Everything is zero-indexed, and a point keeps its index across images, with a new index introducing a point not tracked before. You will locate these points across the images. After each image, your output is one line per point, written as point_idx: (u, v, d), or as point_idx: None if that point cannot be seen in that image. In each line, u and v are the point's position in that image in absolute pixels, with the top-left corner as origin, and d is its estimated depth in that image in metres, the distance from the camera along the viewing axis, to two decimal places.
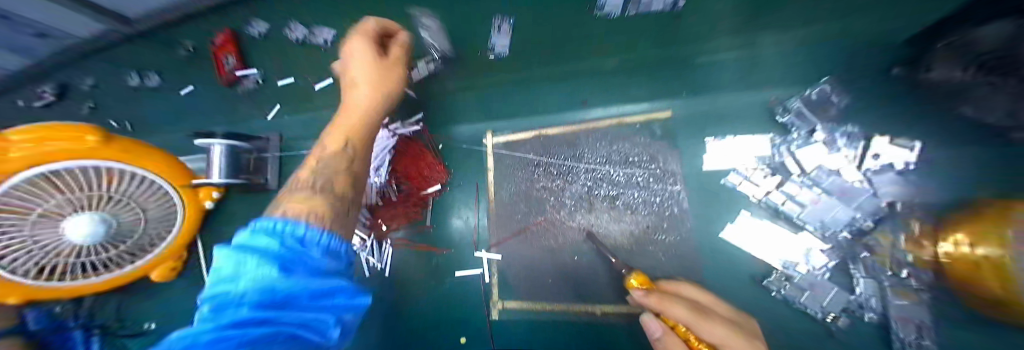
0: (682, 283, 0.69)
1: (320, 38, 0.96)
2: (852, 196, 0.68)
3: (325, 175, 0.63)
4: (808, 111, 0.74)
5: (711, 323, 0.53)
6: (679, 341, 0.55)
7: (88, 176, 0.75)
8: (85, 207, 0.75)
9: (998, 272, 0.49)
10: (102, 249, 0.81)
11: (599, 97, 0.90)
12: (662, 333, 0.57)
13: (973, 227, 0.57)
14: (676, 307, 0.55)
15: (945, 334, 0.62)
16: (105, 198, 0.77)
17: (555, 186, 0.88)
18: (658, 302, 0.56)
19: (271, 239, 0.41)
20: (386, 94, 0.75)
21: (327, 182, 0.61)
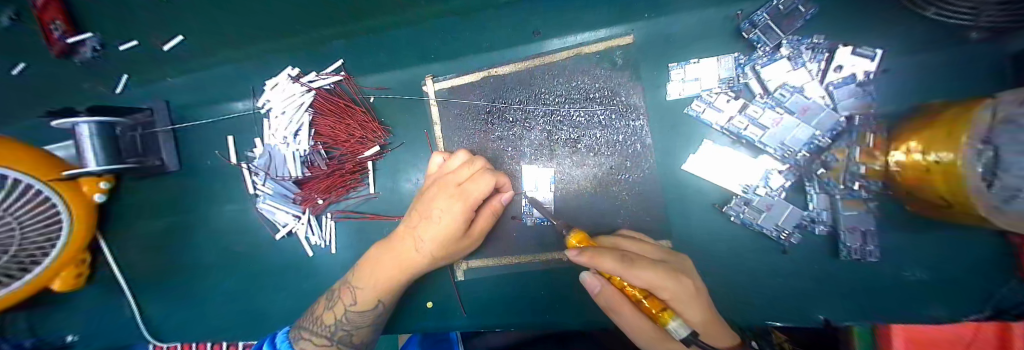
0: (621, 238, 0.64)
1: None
2: (814, 113, 0.64)
3: (343, 332, 0.69)
4: (775, 25, 0.67)
5: (638, 267, 0.46)
6: (618, 294, 0.51)
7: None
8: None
9: (946, 175, 0.45)
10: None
11: (553, 25, 0.77)
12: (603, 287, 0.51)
13: (923, 133, 0.53)
14: (608, 262, 0.45)
15: (885, 237, 0.66)
16: None
17: (510, 136, 0.79)
18: (591, 261, 0.45)
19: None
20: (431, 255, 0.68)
21: (345, 334, 0.69)
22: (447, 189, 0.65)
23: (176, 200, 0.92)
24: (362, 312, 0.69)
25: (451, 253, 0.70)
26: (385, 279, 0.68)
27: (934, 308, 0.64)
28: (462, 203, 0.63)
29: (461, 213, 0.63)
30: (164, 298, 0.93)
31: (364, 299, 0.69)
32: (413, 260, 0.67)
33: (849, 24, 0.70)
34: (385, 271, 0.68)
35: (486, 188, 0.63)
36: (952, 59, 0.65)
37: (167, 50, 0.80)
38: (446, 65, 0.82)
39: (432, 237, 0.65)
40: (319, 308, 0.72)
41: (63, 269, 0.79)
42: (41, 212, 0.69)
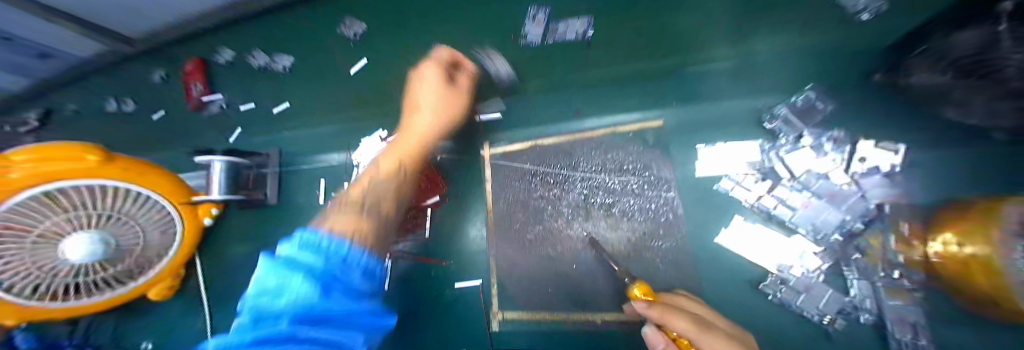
0: (682, 296, 0.68)
1: (278, 64, 1.13)
2: (842, 200, 0.70)
3: (371, 200, 0.68)
4: (795, 117, 0.76)
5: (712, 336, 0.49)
6: None
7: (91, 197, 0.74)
8: (87, 227, 0.74)
9: (986, 270, 0.50)
10: (96, 269, 0.80)
11: (591, 108, 0.92)
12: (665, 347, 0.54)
13: (959, 225, 0.58)
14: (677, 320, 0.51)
15: (942, 332, 0.63)
16: (111, 217, 0.77)
17: (551, 195, 0.89)
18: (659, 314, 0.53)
19: (318, 257, 0.44)
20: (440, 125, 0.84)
21: (375, 203, 0.68)
22: (420, 73, 0.89)
23: (257, 228, 1.07)
24: (386, 171, 0.75)
25: (450, 110, 0.85)
26: (401, 160, 0.78)
27: None
28: (433, 62, 0.88)
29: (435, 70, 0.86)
30: (226, 317, 1.03)
31: (383, 168, 0.76)
32: (427, 127, 0.83)
33: (868, 121, 0.77)
34: (399, 153, 0.80)
35: (445, 52, 0.91)
36: (981, 158, 0.70)
37: (273, 112, 1.14)
38: (499, 133, 0.97)
39: (428, 97, 0.84)
40: (344, 200, 0.69)
41: (161, 282, 0.94)
42: (161, 222, 0.86)
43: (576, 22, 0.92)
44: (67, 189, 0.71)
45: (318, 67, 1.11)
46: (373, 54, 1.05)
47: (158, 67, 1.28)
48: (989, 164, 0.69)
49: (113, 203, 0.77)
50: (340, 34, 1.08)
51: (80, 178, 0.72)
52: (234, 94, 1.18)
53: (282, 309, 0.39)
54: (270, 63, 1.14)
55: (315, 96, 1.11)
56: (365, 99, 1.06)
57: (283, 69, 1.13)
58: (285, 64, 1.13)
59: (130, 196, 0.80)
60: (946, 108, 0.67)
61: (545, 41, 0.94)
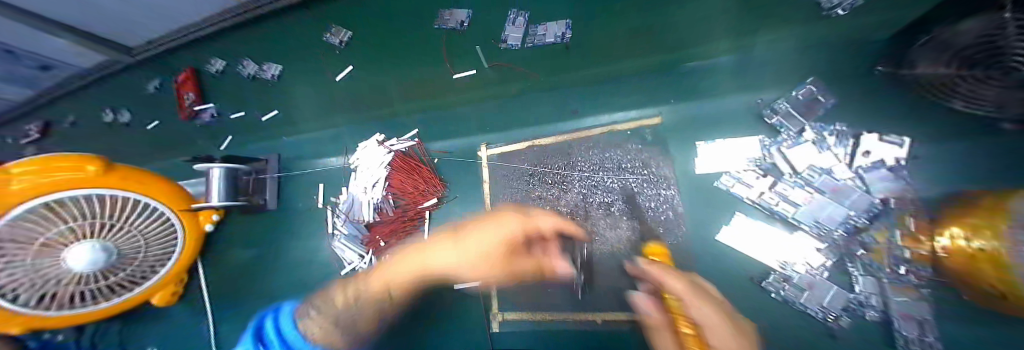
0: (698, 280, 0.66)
1: (268, 73, 1.13)
2: (847, 194, 0.68)
3: (354, 303, 0.65)
4: (796, 111, 0.75)
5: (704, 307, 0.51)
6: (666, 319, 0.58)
7: (91, 205, 0.73)
8: (87, 235, 0.73)
9: (996, 265, 0.47)
10: (98, 278, 0.79)
11: (590, 106, 0.92)
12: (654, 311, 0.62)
13: (965, 220, 0.56)
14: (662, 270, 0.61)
15: (950, 328, 0.62)
16: (108, 225, 0.76)
17: (550, 195, 0.89)
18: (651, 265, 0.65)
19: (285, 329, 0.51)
20: (472, 274, 0.78)
21: (357, 305, 0.65)
22: (510, 214, 0.77)
23: (258, 233, 1.08)
24: (377, 289, 0.69)
25: (490, 273, 0.76)
26: (394, 284, 0.72)
27: None
28: (522, 221, 0.74)
29: (517, 224, 0.74)
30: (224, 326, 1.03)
31: (377, 279, 0.71)
32: (450, 265, 0.75)
33: (872, 113, 0.76)
34: (415, 265, 0.75)
35: (550, 221, 0.74)
36: (987, 150, 0.68)
37: (262, 121, 1.17)
38: (497, 134, 0.97)
39: (477, 246, 0.73)
40: (336, 293, 0.68)
41: (164, 288, 0.94)
42: (162, 229, 0.86)
43: (556, 25, 0.90)
44: (66, 199, 0.70)
45: (313, 71, 1.10)
46: (368, 57, 1.04)
47: (161, 76, 1.29)
48: (1002, 156, 0.67)
49: (112, 211, 0.76)
50: (327, 43, 1.07)
51: (76, 185, 0.71)
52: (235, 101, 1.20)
53: None
54: (259, 72, 1.15)
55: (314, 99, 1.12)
56: (363, 104, 1.07)
57: (273, 77, 1.13)
58: (275, 73, 1.13)
59: (128, 203, 0.79)
60: (953, 101, 0.64)
61: (524, 46, 0.92)
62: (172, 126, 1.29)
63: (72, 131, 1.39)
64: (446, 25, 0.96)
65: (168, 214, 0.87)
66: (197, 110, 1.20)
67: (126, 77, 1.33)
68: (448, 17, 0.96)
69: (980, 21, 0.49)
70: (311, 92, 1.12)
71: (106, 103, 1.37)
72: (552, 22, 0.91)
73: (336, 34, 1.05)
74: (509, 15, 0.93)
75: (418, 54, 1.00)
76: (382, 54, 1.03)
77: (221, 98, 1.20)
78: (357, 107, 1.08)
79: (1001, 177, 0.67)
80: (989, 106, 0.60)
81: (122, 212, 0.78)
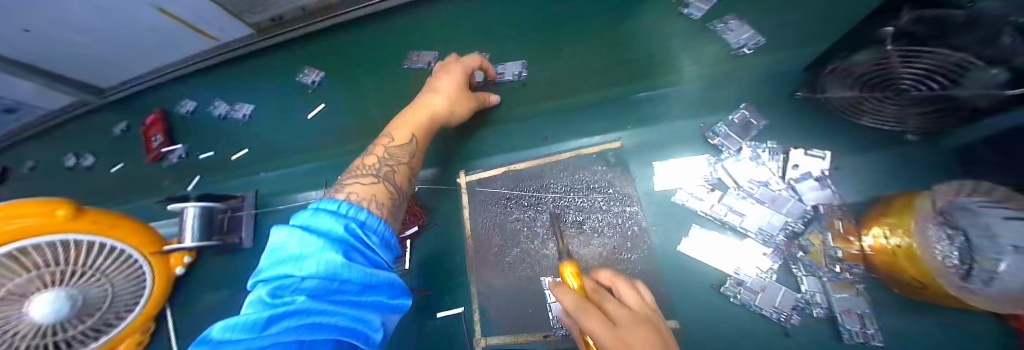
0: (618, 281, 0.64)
1: (239, 112, 1.19)
2: (780, 203, 0.77)
3: (387, 169, 0.72)
4: (734, 133, 0.87)
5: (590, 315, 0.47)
6: None
7: (55, 252, 0.72)
8: (48, 284, 0.71)
9: (911, 257, 0.57)
10: (62, 328, 0.75)
11: (558, 134, 1.01)
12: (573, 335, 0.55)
13: (884, 220, 0.66)
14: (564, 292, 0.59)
15: (885, 318, 0.69)
16: (74, 272, 0.74)
17: (526, 217, 0.94)
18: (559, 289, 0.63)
19: (337, 223, 0.50)
20: (451, 114, 0.86)
21: (388, 171, 0.72)
22: (444, 68, 0.90)
23: (230, 272, 1.04)
24: (402, 149, 0.76)
25: (459, 109, 0.87)
26: (411, 127, 0.80)
27: None
28: (462, 63, 0.90)
29: (460, 70, 0.87)
30: None
31: (400, 136, 0.78)
32: (439, 110, 0.83)
33: (796, 132, 0.88)
34: (414, 123, 0.81)
35: (477, 61, 0.92)
36: (883, 159, 0.82)
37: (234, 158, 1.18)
38: (475, 162, 1.04)
39: (446, 87, 0.85)
40: (362, 162, 0.75)
41: (128, 339, 0.89)
42: (129, 272, 0.84)
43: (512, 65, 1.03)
44: (32, 246, 0.68)
45: (300, 109, 1.16)
46: (353, 95, 1.12)
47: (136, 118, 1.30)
48: (891, 167, 0.81)
49: (79, 257, 0.75)
50: (302, 83, 1.18)
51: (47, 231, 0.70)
52: (212, 139, 1.21)
53: (308, 270, 0.42)
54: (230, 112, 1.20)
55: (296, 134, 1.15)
56: (343, 138, 1.11)
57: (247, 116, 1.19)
58: (248, 112, 1.19)
59: (95, 247, 0.77)
60: (863, 117, 0.77)
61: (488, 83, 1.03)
62: (144, 166, 1.27)
63: (28, 176, 1.33)
64: (416, 65, 1.09)
65: (138, 258, 0.85)
66: (165, 152, 1.20)
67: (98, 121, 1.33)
68: (417, 58, 1.09)
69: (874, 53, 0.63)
70: (294, 128, 1.15)
71: (73, 147, 1.35)
72: (511, 62, 1.04)
73: (310, 75, 1.16)
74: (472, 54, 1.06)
75: (400, 91, 1.09)
76: (368, 93, 1.12)
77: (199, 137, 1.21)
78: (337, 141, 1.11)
79: (899, 182, 0.80)
80: (889, 118, 0.73)
81: (89, 257, 0.76)
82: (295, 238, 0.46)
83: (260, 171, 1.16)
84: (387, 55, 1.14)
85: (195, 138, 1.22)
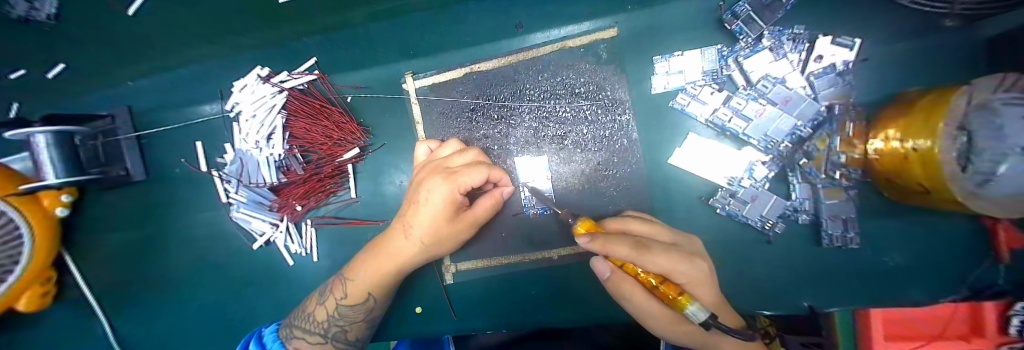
0: (624, 216, 0.62)
1: (42, 13, 0.62)
2: (792, 103, 0.63)
3: (337, 328, 0.68)
4: (756, 15, 0.64)
5: (654, 254, 0.47)
6: (631, 280, 0.51)
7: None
8: None
9: (924, 162, 0.44)
10: None
11: (532, 20, 0.74)
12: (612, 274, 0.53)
13: (904, 121, 0.50)
14: (622, 248, 0.45)
15: (864, 224, 0.67)
16: None
17: (496, 133, 0.77)
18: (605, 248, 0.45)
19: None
20: (429, 257, 0.67)
21: (338, 332, 0.68)
22: (436, 170, 0.62)
23: (149, 209, 0.90)
24: (357, 312, 0.67)
25: (444, 245, 0.64)
26: (365, 284, 0.66)
27: (917, 290, 0.65)
28: (452, 186, 0.57)
29: (444, 199, 0.58)
30: (142, 316, 0.90)
31: (359, 288, 0.66)
32: (407, 253, 0.64)
33: (825, 14, 0.70)
34: (382, 263, 0.66)
35: (479, 179, 0.56)
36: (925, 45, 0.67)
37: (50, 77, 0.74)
38: (425, 62, 0.80)
39: (423, 222, 0.61)
40: (312, 307, 0.70)
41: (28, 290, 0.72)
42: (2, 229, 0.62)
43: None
44: None
45: None
46: None
47: None
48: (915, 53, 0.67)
49: None
50: None
51: None
52: None
53: None
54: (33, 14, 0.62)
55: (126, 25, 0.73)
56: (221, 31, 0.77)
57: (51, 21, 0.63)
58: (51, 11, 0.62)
59: None
60: None
61: None
62: None
63: None
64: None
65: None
66: None
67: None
68: None
69: None
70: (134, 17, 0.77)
71: None
72: None
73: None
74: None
75: None
76: None
77: None
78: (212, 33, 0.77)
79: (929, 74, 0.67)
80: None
81: None
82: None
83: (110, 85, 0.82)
84: None
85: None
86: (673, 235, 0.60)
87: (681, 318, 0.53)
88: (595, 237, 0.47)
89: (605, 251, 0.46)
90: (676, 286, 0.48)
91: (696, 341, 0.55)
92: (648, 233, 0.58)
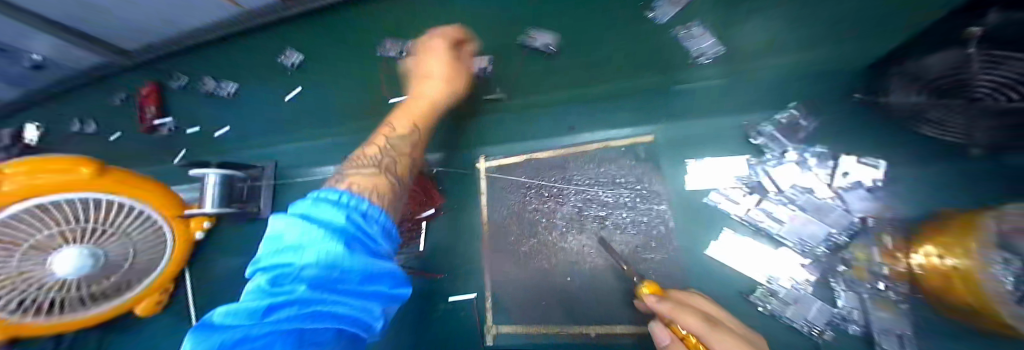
0: (695, 294, 0.66)
1: (225, 90, 1.13)
2: (822, 209, 0.72)
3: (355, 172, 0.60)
4: (779, 133, 0.78)
5: (729, 339, 0.45)
6: None
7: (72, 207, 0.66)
8: (74, 240, 0.67)
9: (966, 283, 0.50)
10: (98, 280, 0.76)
11: (587, 123, 0.95)
12: (670, 342, 0.55)
13: (940, 238, 0.59)
14: (688, 317, 0.49)
15: (932, 347, 0.63)
16: (94, 229, 0.69)
17: (545, 208, 0.89)
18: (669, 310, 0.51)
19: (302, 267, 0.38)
20: (450, 94, 0.79)
21: (387, 161, 0.64)
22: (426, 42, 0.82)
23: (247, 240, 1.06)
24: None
25: (457, 87, 0.80)
26: (400, 117, 0.74)
27: None
28: (444, 37, 0.80)
29: (442, 42, 0.78)
30: None
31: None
32: (432, 96, 0.76)
33: (845, 136, 0.78)
34: (412, 108, 0.75)
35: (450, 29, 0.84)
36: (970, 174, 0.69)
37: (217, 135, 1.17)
38: (493, 147, 0.98)
39: (437, 64, 0.76)
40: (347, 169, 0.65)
41: (148, 297, 0.91)
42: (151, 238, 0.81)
43: (478, 59, 0.92)
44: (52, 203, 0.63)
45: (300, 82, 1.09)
46: (354, 68, 1.03)
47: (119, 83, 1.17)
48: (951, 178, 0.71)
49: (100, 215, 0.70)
50: (281, 64, 1.08)
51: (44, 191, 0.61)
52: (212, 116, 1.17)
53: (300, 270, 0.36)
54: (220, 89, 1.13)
55: (302, 110, 1.10)
56: (352, 114, 1.06)
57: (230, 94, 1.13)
58: (231, 90, 1.13)
59: (117, 207, 0.72)
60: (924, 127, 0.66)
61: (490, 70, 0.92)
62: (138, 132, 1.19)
63: None
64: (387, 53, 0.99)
65: (159, 220, 0.81)
66: (155, 125, 1.15)
67: (48, 101, 1.13)
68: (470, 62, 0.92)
69: (949, 54, 0.52)
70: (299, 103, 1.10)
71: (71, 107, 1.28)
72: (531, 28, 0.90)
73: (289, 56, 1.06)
74: (475, 56, 0.93)
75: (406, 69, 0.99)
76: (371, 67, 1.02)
77: (200, 113, 1.17)
78: (346, 115, 1.07)
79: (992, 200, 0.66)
80: (957, 132, 0.61)
81: (108, 216, 0.71)
82: (294, 228, 0.39)
83: (272, 143, 1.15)
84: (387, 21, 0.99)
85: (188, 110, 1.17)
86: (735, 322, 0.59)
87: None
88: (663, 301, 0.54)
89: (673, 317, 0.51)
90: None
91: None
92: (710, 311, 0.61)
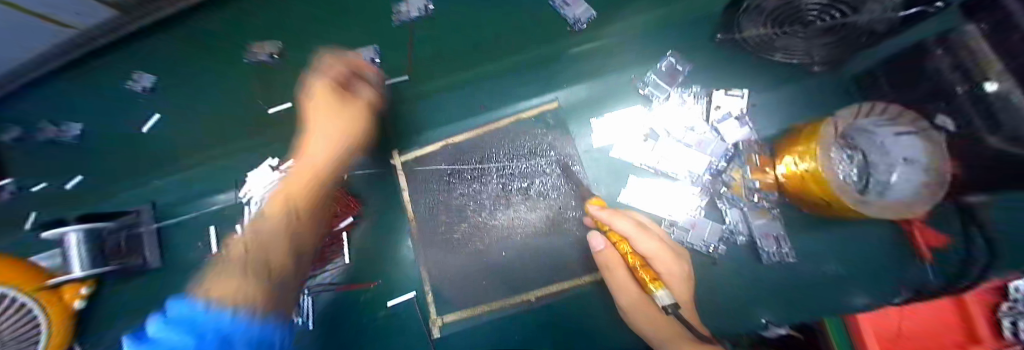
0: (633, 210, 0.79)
1: (68, 133, 0.94)
2: (703, 144, 0.81)
3: None
4: (662, 81, 0.85)
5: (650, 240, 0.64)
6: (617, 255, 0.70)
7: None
8: None
9: (817, 181, 0.58)
10: None
11: (495, 100, 0.93)
12: (604, 247, 0.71)
13: (795, 150, 0.66)
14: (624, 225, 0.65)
15: (796, 238, 0.77)
16: None
17: (471, 191, 0.90)
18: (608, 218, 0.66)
19: None
20: (335, 158, 0.67)
21: None
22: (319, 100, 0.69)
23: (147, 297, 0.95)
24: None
25: (336, 159, 0.67)
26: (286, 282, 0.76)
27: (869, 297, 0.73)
28: (337, 98, 0.69)
29: (330, 80, 0.71)
30: None
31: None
32: (314, 161, 0.65)
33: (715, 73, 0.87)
34: (302, 167, 0.65)
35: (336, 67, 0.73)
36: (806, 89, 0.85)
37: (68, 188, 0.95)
38: (407, 139, 0.94)
39: (321, 147, 0.66)
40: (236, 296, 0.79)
41: None
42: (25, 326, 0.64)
43: (362, 50, 0.88)
44: None
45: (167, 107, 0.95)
46: (231, 80, 0.93)
47: None
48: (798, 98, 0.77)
49: None
50: (129, 90, 0.93)
51: None
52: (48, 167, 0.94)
53: None
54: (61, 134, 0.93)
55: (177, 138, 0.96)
56: (240, 133, 0.95)
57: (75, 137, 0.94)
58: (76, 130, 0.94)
59: None
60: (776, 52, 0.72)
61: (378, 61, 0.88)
62: None
63: None
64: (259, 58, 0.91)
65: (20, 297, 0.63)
66: None
67: None
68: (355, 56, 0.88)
69: None
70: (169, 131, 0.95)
71: None
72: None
73: (138, 80, 0.93)
74: (354, 50, 0.89)
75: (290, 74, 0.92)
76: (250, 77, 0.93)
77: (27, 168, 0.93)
78: (233, 135, 0.95)
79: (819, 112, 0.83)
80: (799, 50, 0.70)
81: None
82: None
83: (145, 184, 0.98)
84: (255, 23, 0.91)
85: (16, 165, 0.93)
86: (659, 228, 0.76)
87: (650, 303, 0.66)
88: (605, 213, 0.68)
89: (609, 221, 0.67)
90: (655, 272, 0.64)
91: (651, 326, 0.65)
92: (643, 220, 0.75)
